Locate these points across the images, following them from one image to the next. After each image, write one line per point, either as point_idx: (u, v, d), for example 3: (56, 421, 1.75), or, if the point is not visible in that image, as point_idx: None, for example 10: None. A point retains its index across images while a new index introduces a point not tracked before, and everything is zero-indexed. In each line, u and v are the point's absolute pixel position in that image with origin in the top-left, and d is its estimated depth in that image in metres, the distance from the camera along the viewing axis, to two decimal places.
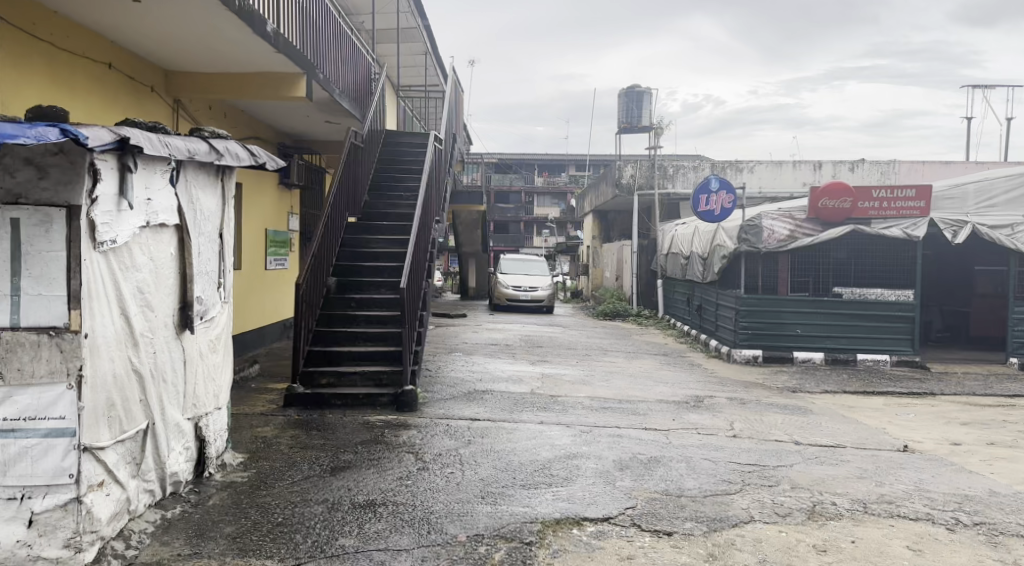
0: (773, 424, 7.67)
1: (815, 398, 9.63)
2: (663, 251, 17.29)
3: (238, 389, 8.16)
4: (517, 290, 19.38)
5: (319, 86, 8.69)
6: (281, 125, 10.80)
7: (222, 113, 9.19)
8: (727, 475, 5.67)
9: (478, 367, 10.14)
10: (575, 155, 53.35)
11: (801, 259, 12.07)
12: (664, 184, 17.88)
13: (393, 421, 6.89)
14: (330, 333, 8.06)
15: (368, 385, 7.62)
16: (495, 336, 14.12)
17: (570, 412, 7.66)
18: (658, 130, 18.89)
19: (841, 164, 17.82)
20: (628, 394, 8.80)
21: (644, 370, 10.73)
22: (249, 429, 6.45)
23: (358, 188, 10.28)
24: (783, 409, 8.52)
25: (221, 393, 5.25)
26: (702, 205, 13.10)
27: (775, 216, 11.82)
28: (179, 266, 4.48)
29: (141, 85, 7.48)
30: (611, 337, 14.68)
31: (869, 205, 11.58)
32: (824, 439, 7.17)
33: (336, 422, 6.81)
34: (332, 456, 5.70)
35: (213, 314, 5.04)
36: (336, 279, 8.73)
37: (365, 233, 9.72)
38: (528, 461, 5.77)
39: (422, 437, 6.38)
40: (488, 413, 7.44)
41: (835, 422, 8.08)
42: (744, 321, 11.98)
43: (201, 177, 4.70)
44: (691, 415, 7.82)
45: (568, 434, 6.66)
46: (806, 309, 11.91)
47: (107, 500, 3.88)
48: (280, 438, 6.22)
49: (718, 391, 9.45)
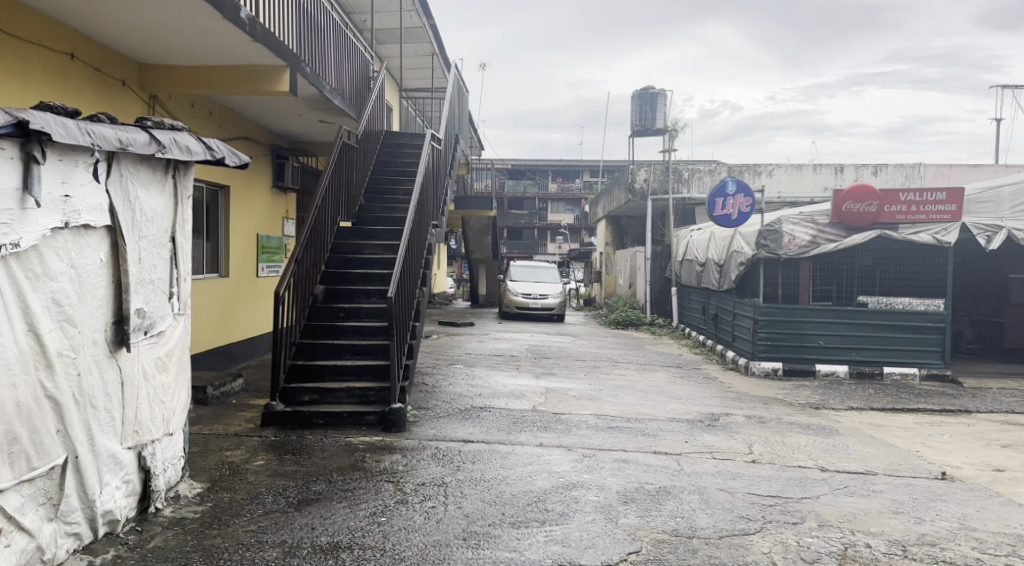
0: (796, 448, 7.00)
1: (840, 415, 8.95)
2: (678, 257, 16.63)
3: (215, 406, 7.59)
4: (528, 298, 18.75)
5: (306, 83, 8.12)
6: (271, 124, 10.25)
7: (207, 110, 8.71)
8: (745, 510, 5.02)
9: (479, 381, 9.54)
10: (589, 161, 52.79)
11: (823, 266, 11.36)
12: (679, 189, 17.28)
13: (377, 444, 6.28)
14: (316, 345, 7.49)
15: (354, 402, 7.05)
16: (500, 346, 13.49)
17: (574, 432, 7.03)
18: (673, 133, 18.24)
19: (864, 168, 17.12)
20: (638, 411, 8.17)
21: (656, 384, 10.08)
22: (217, 453, 5.88)
23: (352, 190, 9.72)
24: (806, 429, 7.85)
25: (174, 417, 4.67)
26: (717, 208, 12.34)
27: (796, 220, 11.17)
28: (114, 274, 3.93)
29: (110, 81, 6.97)
30: (623, 347, 14.04)
31: (897, 209, 10.88)
32: (854, 465, 6.49)
33: (315, 444, 6.22)
34: (301, 486, 5.10)
35: (161, 328, 4.48)
36: (324, 287, 8.15)
37: (358, 238, 9.15)
38: (520, 491, 5.15)
39: (407, 462, 5.76)
40: (484, 433, 6.81)
41: (864, 444, 7.40)
42: (762, 331, 11.32)
43: (142, 173, 4.15)
44: (706, 436, 7.16)
45: (569, 459, 6.02)
46: (829, 319, 11.24)
47: (6, 552, 3.34)
48: (249, 463, 5.64)
49: (736, 408, 8.79)
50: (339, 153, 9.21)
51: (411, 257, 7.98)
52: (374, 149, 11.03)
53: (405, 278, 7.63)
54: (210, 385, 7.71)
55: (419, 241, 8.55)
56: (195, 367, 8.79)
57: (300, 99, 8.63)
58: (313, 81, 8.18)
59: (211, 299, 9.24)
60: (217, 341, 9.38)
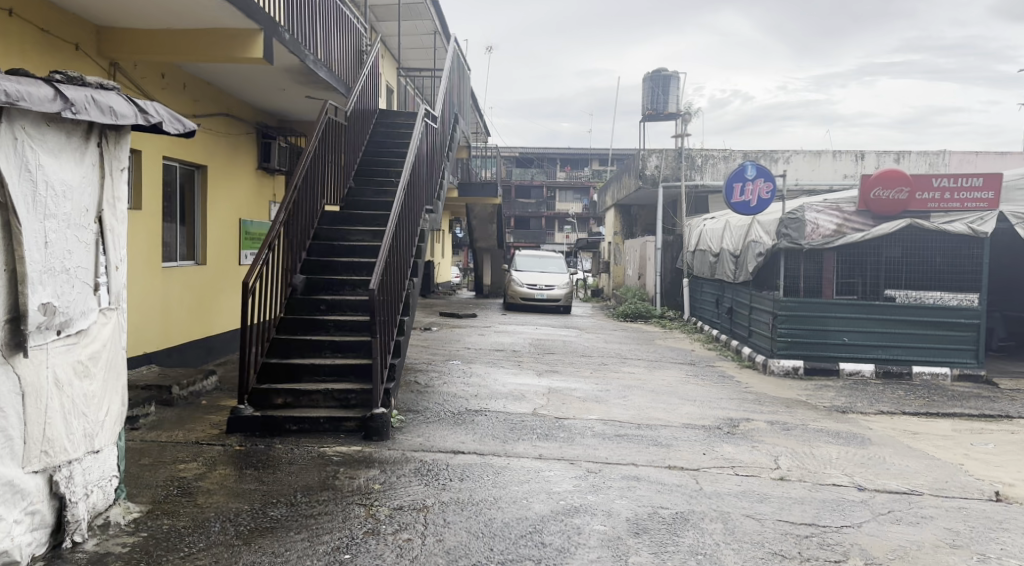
0: (827, 461, 6.23)
1: (869, 421, 8.16)
2: (690, 247, 15.82)
3: (183, 408, 6.88)
4: (533, 288, 17.99)
5: (285, 50, 7.38)
6: (256, 99, 9.53)
7: (179, 81, 8.04)
8: (778, 544, 4.30)
9: (477, 380, 8.78)
10: (599, 150, 51.87)
11: (848, 258, 10.57)
12: (692, 176, 16.47)
13: (353, 455, 5.55)
14: (292, 342, 6.76)
15: (331, 406, 6.32)
16: (502, 340, 12.73)
17: (578, 442, 6.26)
18: (686, 117, 17.39)
19: (887, 156, 16.26)
20: (649, 416, 7.41)
21: (668, 384, 9.30)
22: (170, 466, 5.15)
23: (339, 172, 8.94)
24: (835, 439, 7.08)
25: (102, 431, 3.95)
26: (736, 195, 11.55)
27: (820, 208, 10.36)
28: (9, 261, 3.33)
29: (60, 42, 6.27)
30: (632, 342, 13.27)
31: (929, 196, 10.10)
32: (895, 483, 5.72)
33: (284, 455, 5.49)
34: (256, 511, 4.38)
35: (83, 326, 3.76)
36: (304, 278, 7.43)
37: (345, 224, 8.40)
38: (513, 518, 4.41)
39: (385, 479, 5.00)
40: (477, 443, 6.05)
41: (902, 456, 6.62)
42: (782, 327, 10.52)
43: (48, 138, 3.52)
44: (725, 447, 6.39)
45: (572, 476, 5.26)
46: (854, 314, 10.43)
47: None
48: (203, 480, 4.90)
49: (756, 412, 8.01)
50: (325, 129, 8.44)
51: (399, 244, 7.21)
52: (365, 128, 10.23)
53: (391, 267, 6.86)
54: (176, 384, 6.97)
55: (409, 227, 7.77)
56: (166, 363, 8.05)
57: (279, 68, 7.88)
58: (292, 48, 7.42)
59: (186, 290, 8.49)
60: (192, 335, 8.64)
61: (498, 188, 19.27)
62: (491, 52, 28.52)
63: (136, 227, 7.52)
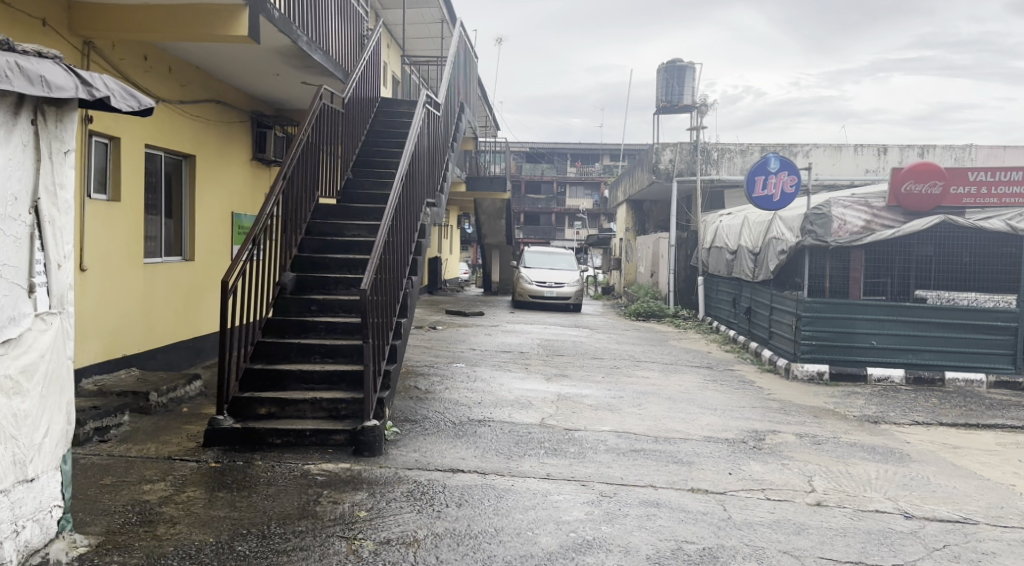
0: (866, 482, 5.62)
1: (905, 433, 7.55)
2: (706, 244, 15.19)
3: (161, 417, 6.33)
4: (542, 286, 17.39)
5: (275, 28, 6.82)
6: (248, 85, 8.99)
7: (164, 65, 7.52)
8: None
9: (481, 386, 8.19)
10: (610, 145, 51.22)
11: (876, 256, 9.94)
12: (708, 171, 15.84)
13: (339, 473, 5.00)
14: (279, 346, 6.21)
15: (320, 417, 5.76)
16: (509, 340, 12.13)
17: (590, 459, 5.67)
18: (702, 109, 16.75)
19: (911, 149, 15.58)
20: (666, 427, 6.82)
21: (686, 391, 8.69)
22: (132, 487, 4.60)
23: (335, 162, 8.37)
24: (871, 454, 6.47)
25: (37, 456, 3.43)
26: (758, 189, 10.90)
27: (847, 203, 9.71)
28: None
29: (25, 18, 5.73)
30: (645, 343, 12.67)
31: (964, 190, 9.48)
32: (945, 509, 5.11)
33: (263, 474, 4.93)
34: (220, 545, 3.83)
35: (12, 335, 3.26)
36: (294, 276, 6.87)
37: (340, 218, 7.83)
38: (517, 557, 3.89)
39: (373, 505, 4.44)
40: (479, 460, 5.47)
41: (948, 475, 6.00)
42: (806, 329, 9.87)
43: None
44: (752, 465, 5.78)
45: (583, 501, 4.67)
46: (885, 316, 9.76)
47: None
48: (169, 504, 4.34)
49: (782, 423, 7.41)
50: (319, 115, 7.87)
51: (397, 239, 6.64)
52: (365, 117, 9.65)
53: (386, 265, 6.28)
54: (154, 390, 6.44)
55: (408, 220, 7.17)
56: (148, 367, 7.50)
57: (269, 48, 7.32)
58: (283, 27, 6.86)
59: (171, 288, 7.95)
60: (179, 337, 8.10)
61: (507, 182, 18.69)
62: (500, 45, 28.01)
63: (116, 219, 6.97)
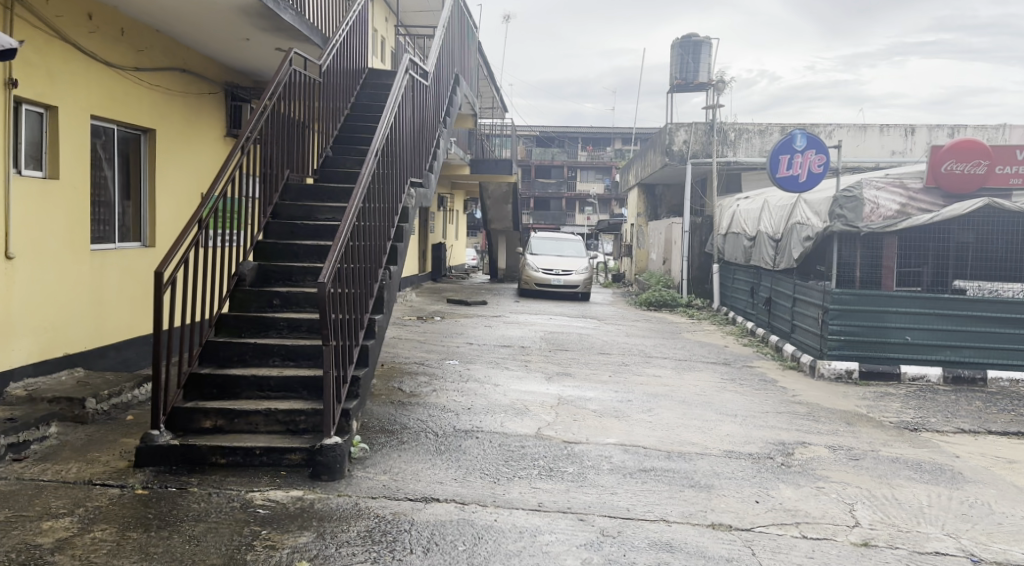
0: (917, 511, 4.74)
1: (952, 443, 6.65)
2: (722, 229, 14.24)
3: (98, 426, 5.51)
4: (548, 274, 16.49)
5: None
6: (218, 53, 8.12)
7: (115, 25, 6.67)
8: None
9: (472, 388, 7.30)
10: (621, 129, 50.15)
11: (911, 243, 9.00)
12: (724, 152, 14.90)
13: (288, 505, 4.15)
14: (232, 347, 5.36)
15: (274, 431, 4.91)
16: (510, 333, 11.27)
17: (591, 481, 4.82)
18: (719, 86, 15.79)
19: (941, 129, 14.59)
20: (681, 439, 5.95)
21: (702, 393, 7.79)
22: (29, 525, 3.78)
23: (310, 138, 7.48)
24: (917, 472, 5.58)
25: None
26: (782, 168, 9.94)
27: (881, 185, 8.73)
28: None
29: None
30: (656, 335, 11.79)
31: (1011, 171, 8.59)
32: (1019, 550, 4.22)
33: (196, 507, 4.09)
34: None
35: None
36: (255, 265, 6.02)
37: (314, 200, 6.96)
38: None
39: (318, 553, 3.63)
40: (458, 485, 4.61)
41: (1010, 500, 5.12)
42: (834, 324, 8.84)
43: None
44: (782, 490, 4.90)
45: (579, 544, 3.83)
46: (921, 309, 8.76)
47: None
48: (65, 552, 3.54)
49: (813, 432, 6.52)
50: (291, 83, 7.00)
51: (370, 223, 5.78)
52: (347, 88, 8.73)
53: (355, 253, 5.41)
54: (92, 396, 5.61)
55: (386, 202, 6.31)
56: (99, 366, 6.68)
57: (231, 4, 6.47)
58: None
59: (127, 279, 7.11)
60: (137, 332, 7.27)
61: (513, 164, 17.77)
62: (509, 22, 27.07)
63: (53, 199, 6.13)
